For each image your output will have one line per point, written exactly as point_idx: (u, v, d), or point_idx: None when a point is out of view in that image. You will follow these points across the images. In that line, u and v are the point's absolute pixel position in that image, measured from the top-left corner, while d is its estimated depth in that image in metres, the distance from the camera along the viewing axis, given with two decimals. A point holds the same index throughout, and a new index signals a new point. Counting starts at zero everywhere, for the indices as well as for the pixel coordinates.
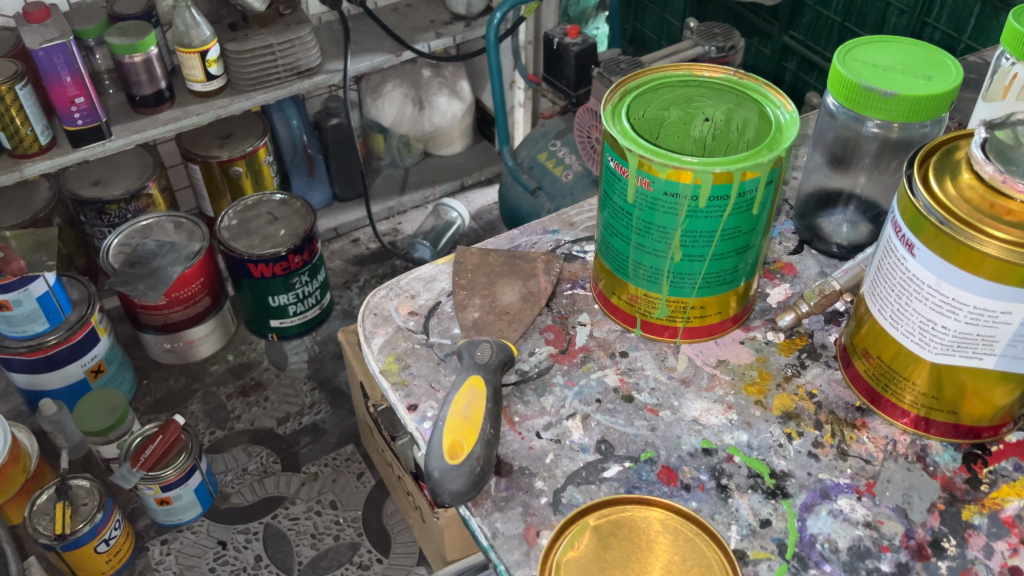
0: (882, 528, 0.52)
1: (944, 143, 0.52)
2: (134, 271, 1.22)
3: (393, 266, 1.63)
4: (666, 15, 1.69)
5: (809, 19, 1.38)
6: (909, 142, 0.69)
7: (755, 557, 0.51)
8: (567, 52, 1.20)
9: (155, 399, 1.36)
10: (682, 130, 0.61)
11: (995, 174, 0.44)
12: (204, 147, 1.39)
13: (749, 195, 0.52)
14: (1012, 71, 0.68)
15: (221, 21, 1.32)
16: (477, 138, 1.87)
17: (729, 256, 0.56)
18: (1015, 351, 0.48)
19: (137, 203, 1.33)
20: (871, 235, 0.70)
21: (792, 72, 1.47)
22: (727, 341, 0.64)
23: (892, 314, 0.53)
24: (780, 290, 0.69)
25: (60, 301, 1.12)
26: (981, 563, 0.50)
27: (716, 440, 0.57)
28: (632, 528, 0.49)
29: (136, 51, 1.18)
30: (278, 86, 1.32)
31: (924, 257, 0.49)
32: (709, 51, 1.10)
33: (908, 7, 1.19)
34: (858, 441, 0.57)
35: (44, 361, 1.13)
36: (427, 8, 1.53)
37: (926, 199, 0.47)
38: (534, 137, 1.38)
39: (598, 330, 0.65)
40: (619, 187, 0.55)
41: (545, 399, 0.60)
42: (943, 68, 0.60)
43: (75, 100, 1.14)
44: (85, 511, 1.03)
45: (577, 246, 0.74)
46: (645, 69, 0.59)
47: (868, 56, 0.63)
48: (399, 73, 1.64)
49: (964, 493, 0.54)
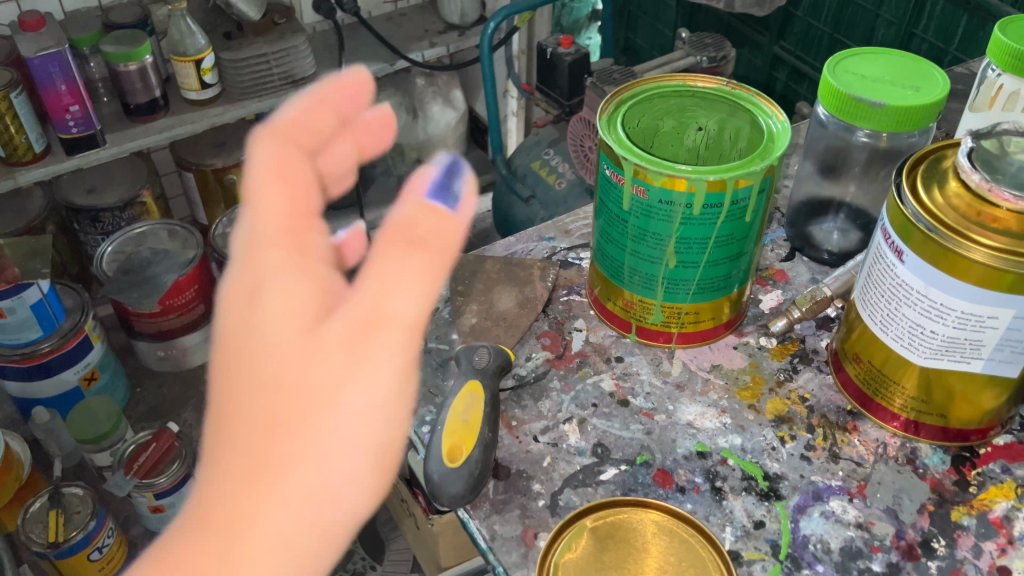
0: (874, 529, 0.53)
1: (931, 153, 0.53)
2: (127, 280, 1.23)
3: None
4: (659, 25, 1.70)
5: (800, 29, 1.40)
6: (898, 152, 0.71)
7: (749, 558, 0.51)
8: (560, 62, 1.22)
9: (147, 408, 1.35)
10: (676, 139, 0.62)
11: (981, 183, 0.46)
12: (198, 155, 1.39)
13: (741, 203, 0.53)
14: (997, 82, 0.69)
15: (216, 30, 1.32)
16: (470, 146, 1.88)
17: (722, 262, 0.57)
18: (1002, 354, 0.49)
19: (131, 211, 1.34)
20: (861, 242, 0.71)
21: (782, 81, 1.49)
22: (720, 346, 0.65)
23: (882, 320, 0.54)
24: (773, 296, 0.70)
25: (54, 309, 1.11)
26: (969, 563, 0.51)
27: (710, 443, 0.58)
28: (628, 530, 0.50)
29: (131, 60, 1.18)
30: (274, 94, 1.33)
31: (912, 263, 0.50)
32: (700, 61, 1.11)
33: (896, 19, 1.21)
34: (849, 444, 0.58)
35: (37, 369, 1.12)
36: (421, 17, 1.54)
37: (915, 207, 0.49)
38: (528, 146, 1.39)
39: (593, 336, 0.66)
40: (614, 195, 0.56)
41: (542, 403, 0.61)
42: (931, 79, 0.62)
43: (69, 108, 1.15)
44: (78, 519, 1.03)
45: (572, 252, 0.75)
46: (640, 79, 0.60)
47: (857, 67, 0.64)
48: (393, 82, 1.65)
49: (953, 494, 0.55)
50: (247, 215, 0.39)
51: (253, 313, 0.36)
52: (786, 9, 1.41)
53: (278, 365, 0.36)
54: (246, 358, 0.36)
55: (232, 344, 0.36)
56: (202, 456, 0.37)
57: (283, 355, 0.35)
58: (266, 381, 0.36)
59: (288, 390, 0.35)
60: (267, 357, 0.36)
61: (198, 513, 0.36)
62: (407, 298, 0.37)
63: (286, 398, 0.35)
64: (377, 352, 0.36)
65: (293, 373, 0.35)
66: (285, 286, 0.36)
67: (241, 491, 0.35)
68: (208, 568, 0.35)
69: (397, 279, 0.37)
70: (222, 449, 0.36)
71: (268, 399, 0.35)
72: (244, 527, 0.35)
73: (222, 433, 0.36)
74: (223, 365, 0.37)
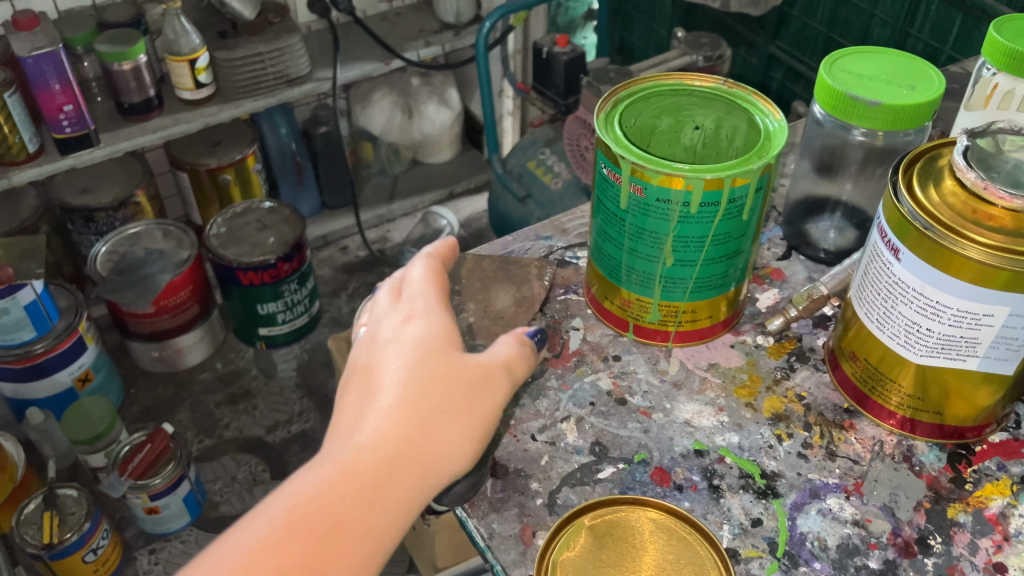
0: (870, 526, 0.53)
1: (928, 151, 0.53)
2: (121, 279, 1.23)
3: (382, 274, 1.65)
4: (654, 25, 1.71)
5: (795, 29, 1.40)
6: (894, 151, 0.71)
7: (747, 556, 0.51)
8: (556, 61, 1.22)
9: (142, 408, 1.35)
10: (673, 138, 0.62)
11: (977, 181, 0.46)
12: (193, 155, 1.39)
13: (738, 202, 0.53)
14: (993, 81, 0.70)
15: (211, 29, 1.32)
16: (466, 146, 1.88)
17: (719, 261, 0.57)
18: (997, 352, 0.50)
19: (125, 211, 1.33)
20: (857, 241, 0.72)
21: (778, 81, 1.49)
22: (717, 345, 0.65)
23: (879, 318, 0.54)
24: (769, 295, 0.70)
25: (47, 309, 1.11)
26: (966, 560, 0.52)
27: (708, 442, 0.58)
28: (626, 528, 0.50)
29: (125, 59, 1.18)
30: (268, 94, 1.33)
31: (909, 261, 0.50)
32: (696, 60, 1.11)
33: (891, 18, 1.21)
34: (846, 442, 0.58)
35: (31, 370, 1.12)
36: (416, 16, 1.54)
37: (911, 205, 0.49)
38: (523, 146, 1.39)
39: (591, 335, 0.66)
40: (612, 194, 0.56)
41: (539, 402, 0.61)
42: (927, 78, 0.62)
43: (63, 108, 1.14)
44: (73, 520, 1.03)
45: (570, 251, 0.75)
46: (636, 79, 0.60)
47: (854, 67, 0.64)
48: (388, 81, 1.65)
49: (949, 491, 0.55)
50: (405, 289, 0.55)
51: (425, 333, 0.51)
52: (782, 9, 1.41)
53: (440, 369, 0.49)
54: (416, 359, 0.49)
55: (399, 352, 0.50)
56: (359, 421, 0.47)
57: (442, 367, 0.49)
58: (426, 377, 0.49)
59: (440, 391, 0.49)
60: (429, 364, 0.49)
61: (351, 460, 0.45)
62: (517, 376, 0.53)
63: (438, 396, 0.48)
64: (497, 390, 0.51)
65: (452, 377, 0.49)
66: (436, 321, 0.52)
67: (394, 443, 0.46)
68: (348, 489, 0.44)
69: (517, 362, 0.53)
70: (385, 419, 0.47)
71: (427, 390, 0.48)
72: (387, 478, 0.45)
73: (385, 407, 0.47)
74: (380, 364, 0.50)
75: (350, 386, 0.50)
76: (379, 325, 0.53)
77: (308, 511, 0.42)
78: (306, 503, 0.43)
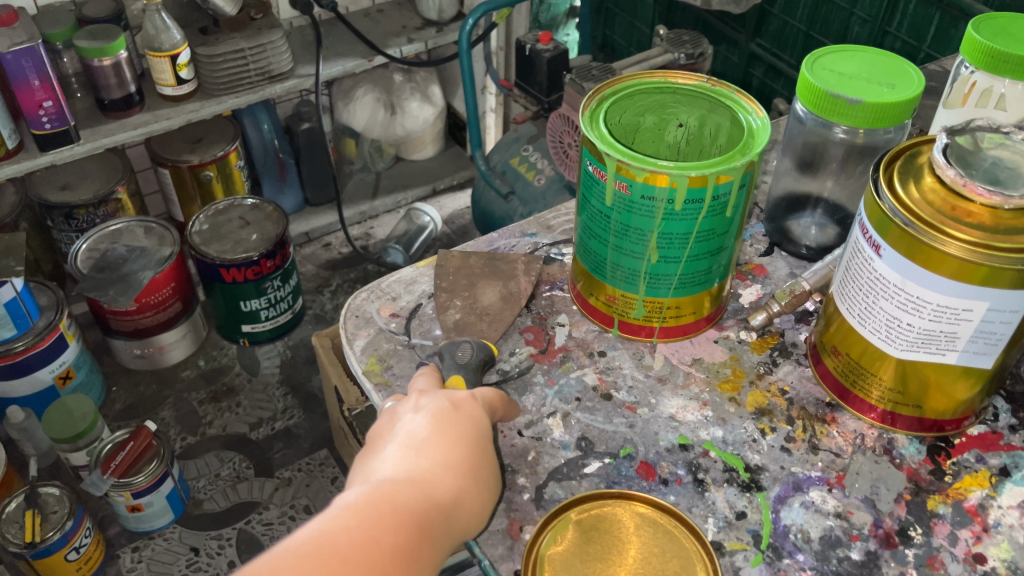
0: (852, 518, 0.54)
1: (907, 148, 0.54)
2: (102, 277, 1.21)
3: (366, 270, 1.64)
4: (636, 22, 1.71)
5: (775, 27, 1.42)
6: (874, 148, 0.72)
7: (731, 548, 0.52)
8: (539, 59, 1.22)
9: (123, 406, 1.34)
10: (656, 135, 0.63)
11: (955, 178, 0.47)
12: (174, 151, 1.37)
13: (723, 198, 0.54)
14: (971, 79, 0.71)
15: (192, 25, 1.31)
16: (449, 142, 1.88)
17: (703, 257, 0.58)
18: (976, 346, 0.51)
19: (106, 208, 1.32)
20: (838, 237, 0.73)
21: (758, 78, 1.50)
22: (701, 340, 0.66)
23: (860, 313, 0.55)
24: (752, 291, 0.71)
25: (28, 307, 1.09)
26: (945, 550, 0.52)
27: (692, 436, 0.59)
28: (611, 523, 0.51)
29: (105, 55, 1.16)
30: (250, 90, 1.32)
31: (889, 257, 0.51)
32: (678, 57, 1.12)
33: (870, 17, 1.23)
34: (828, 435, 0.59)
35: (11, 368, 1.10)
36: (399, 13, 1.53)
37: (891, 202, 0.49)
38: (507, 142, 1.39)
39: (576, 331, 0.67)
40: (597, 191, 0.56)
41: (526, 398, 0.61)
42: (906, 76, 0.63)
43: (43, 104, 1.13)
44: (55, 519, 1.02)
45: (554, 248, 0.75)
46: (620, 77, 0.60)
47: (835, 65, 0.65)
48: (370, 77, 1.63)
49: (929, 483, 0.56)
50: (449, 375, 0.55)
51: (475, 410, 0.52)
52: (761, 7, 1.42)
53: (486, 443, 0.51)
54: (471, 428, 0.50)
55: (453, 419, 0.50)
56: (415, 463, 0.47)
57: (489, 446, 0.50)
58: (481, 447, 0.50)
59: (484, 465, 0.49)
60: (478, 439, 0.50)
61: (413, 492, 0.44)
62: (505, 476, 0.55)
63: (481, 469, 0.49)
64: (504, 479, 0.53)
65: (490, 455, 0.50)
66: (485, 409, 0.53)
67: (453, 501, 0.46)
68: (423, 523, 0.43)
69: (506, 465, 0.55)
70: (438, 471, 0.47)
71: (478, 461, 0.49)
72: (442, 521, 0.44)
73: (443, 458, 0.47)
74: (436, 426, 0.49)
75: (395, 431, 0.49)
76: (425, 393, 0.53)
77: (386, 518, 0.41)
78: (385, 511, 0.42)
